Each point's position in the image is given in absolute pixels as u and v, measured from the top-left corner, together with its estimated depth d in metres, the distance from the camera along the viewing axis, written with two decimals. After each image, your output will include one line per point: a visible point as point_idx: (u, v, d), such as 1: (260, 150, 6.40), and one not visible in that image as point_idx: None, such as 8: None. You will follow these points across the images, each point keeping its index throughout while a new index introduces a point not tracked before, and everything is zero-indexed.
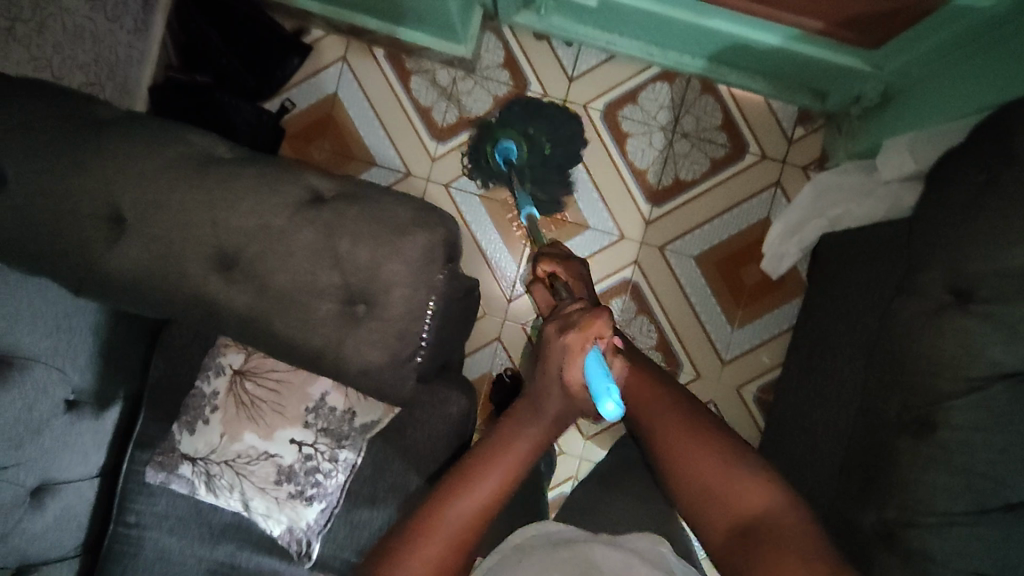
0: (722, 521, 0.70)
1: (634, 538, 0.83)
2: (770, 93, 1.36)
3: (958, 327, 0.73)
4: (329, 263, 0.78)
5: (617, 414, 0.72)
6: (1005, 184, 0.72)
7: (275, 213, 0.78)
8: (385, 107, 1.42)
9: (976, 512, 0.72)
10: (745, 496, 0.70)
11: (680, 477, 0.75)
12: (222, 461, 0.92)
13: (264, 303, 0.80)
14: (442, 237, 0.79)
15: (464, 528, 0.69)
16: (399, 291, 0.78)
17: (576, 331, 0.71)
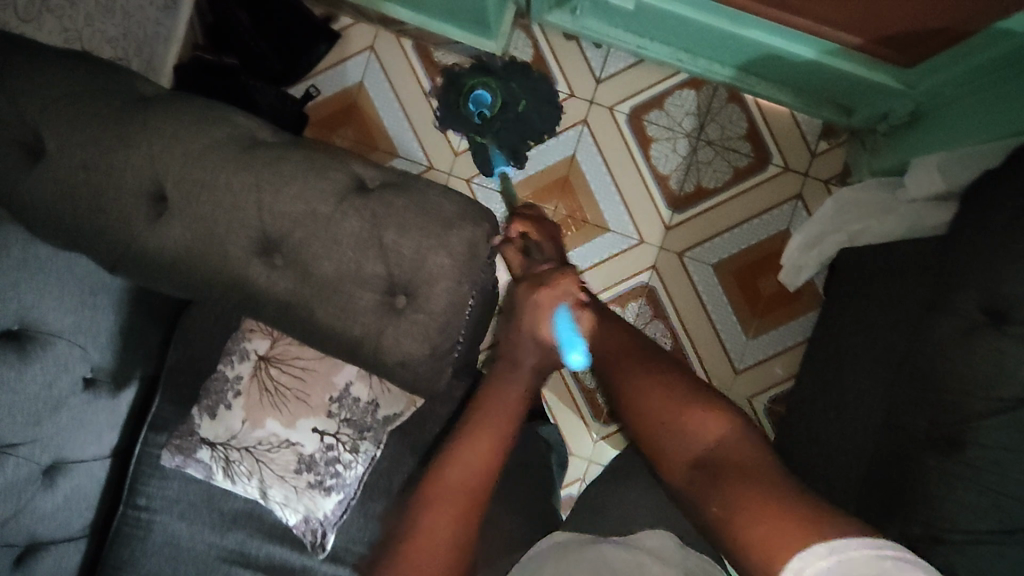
0: (680, 455, 0.73)
1: (644, 536, 0.81)
2: (796, 106, 1.36)
3: (993, 346, 0.74)
4: (374, 253, 0.77)
5: (581, 364, 0.88)
6: None
7: (322, 200, 0.77)
8: (411, 99, 1.41)
9: (1001, 531, 0.73)
10: (702, 428, 0.72)
11: (638, 416, 0.77)
12: (242, 447, 0.91)
13: (304, 290, 0.79)
14: (485, 231, 0.79)
15: (466, 497, 0.72)
16: (443, 284, 0.77)
17: (546, 290, 0.87)
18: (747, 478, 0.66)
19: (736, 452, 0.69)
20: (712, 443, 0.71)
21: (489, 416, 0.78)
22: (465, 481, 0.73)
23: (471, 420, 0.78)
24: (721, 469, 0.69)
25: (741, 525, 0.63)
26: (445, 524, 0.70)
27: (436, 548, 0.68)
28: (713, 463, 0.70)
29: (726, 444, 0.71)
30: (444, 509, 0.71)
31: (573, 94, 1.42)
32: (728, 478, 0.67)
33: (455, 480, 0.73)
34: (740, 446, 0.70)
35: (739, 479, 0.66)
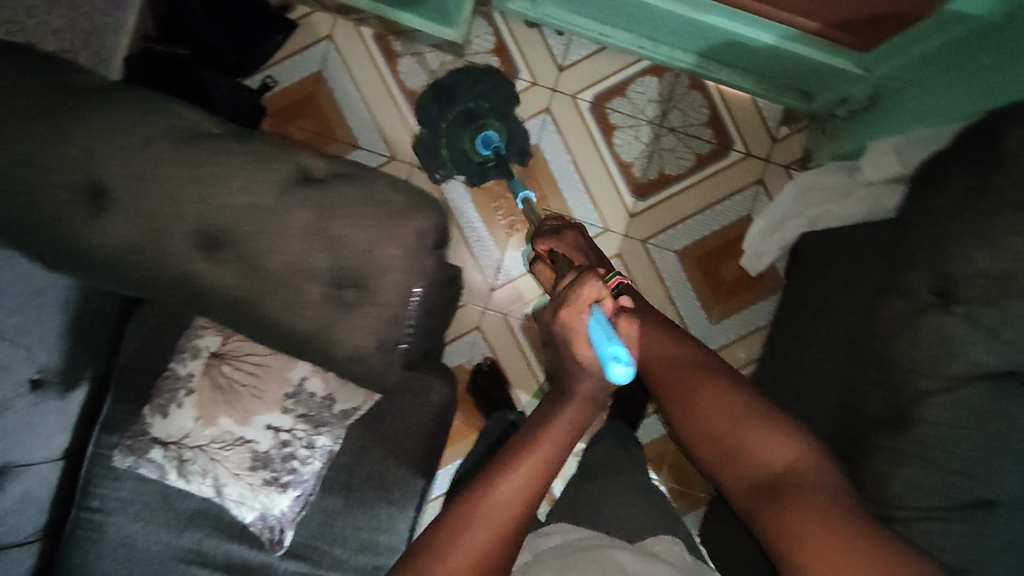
0: (746, 476, 0.75)
1: (651, 542, 0.90)
2: (758, 93, 1.36)
3: (941, 325, 0.74)
4: (321, 245, 0.76)
5: (627, 377, 0.69)
6: (1004, 190, 0.72)
7: (264, 192, 0.75)
8: (371, 89, 1.39)
9: (949, 506, 0.74)
10: (769, 452, 0.74)
11: (698, 430, 0.81)
12: (196, 446, 0.89)
13: (251, 284, 0.79)
14: (434, 223, 0.77)
15: (505, 518, 0.70)
16: (391, 277, 0.76)
17: (568, 306, 0.72)
18: (811, 507, 0.67)
19: (801, 474, 0.72)
20: (778, 465, 0.73)
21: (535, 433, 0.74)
22: (506, 498, 0.70)
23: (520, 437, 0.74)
24: (783, 491, 0.71)
25: (799, 548, 0.65)
26: (482, 537, 0.69)
27: (471, 560, 0.68)
28: (774, 483, 0.73)
29: (791, 466, 0.73)
30: (482, 525, 0.69)
31: (535, 82, 1.40)
32: (790, 499, 0.69)
33: (493, 496, 0.70)
34: (806, 469, 0.72)
35: (797, 499, 0.69)
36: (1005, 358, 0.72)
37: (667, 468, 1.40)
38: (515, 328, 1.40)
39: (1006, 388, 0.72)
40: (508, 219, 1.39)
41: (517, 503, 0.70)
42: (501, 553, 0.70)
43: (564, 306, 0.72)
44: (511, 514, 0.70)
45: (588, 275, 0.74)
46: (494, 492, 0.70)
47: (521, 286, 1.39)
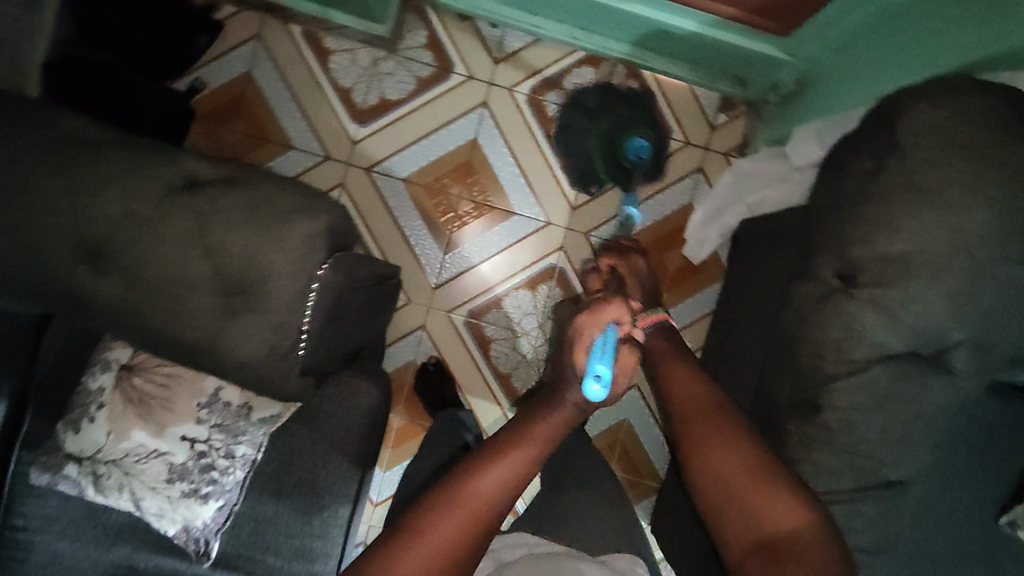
0: (744, 534, 0.70)
1: (614, 558, 0.87)
2: (694, 80, 1.36)
3: (846, 309, 0.75)
4: (200, 253, 0.75)
5: (599, 396, 0.76)
6: (899, 172, 0.73)
7: (141, 200, 0.74)
8: (302, 88, 1.36)
9: (856, 490, 0.76)
10: (773, 512, 0.69)
11: (716, 483, 0.74)
12: (110, 460, 0.87)
13: (136, 294, 0.77)
14: (324, 225, 0.77)
15: (489, 506, 0.68)
16: (276, 282, 0.76)
17: (588, 314, 0.89)
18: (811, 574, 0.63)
19: (805, 541, 0.66)
20: (786, 529, 0.68)
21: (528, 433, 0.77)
22: (497, 483, 0.70)
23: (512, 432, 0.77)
24: (786, 557, 0.65)
25: None
26: (464, 522, 0.66)
27: (441, 546, 0.64)
28: (778, 546, 0.67)
29: (800, 530, 0.67)
30: (466, 507, 0.67)
31: (471, 76, 1.37)
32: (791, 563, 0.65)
33: (482, 480, 0.69)
34: (811, 538, 0.67)
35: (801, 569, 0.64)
36: (905, 339, 0.73)
37: (619, 459, 1.39)
38: (459, 327, 1.38)
39: (909, 370, 0.73)
40: (448, 216, 1.37)
41: (505, 490, 0.70)
42: (475, 543, 0.66)
43: (586, 315, 0.89)
44: (494, 502, 0.69)
45: (613, 300, 0.91)
46: (485, 480, 0.70)
47: (463, 284, 1.38)
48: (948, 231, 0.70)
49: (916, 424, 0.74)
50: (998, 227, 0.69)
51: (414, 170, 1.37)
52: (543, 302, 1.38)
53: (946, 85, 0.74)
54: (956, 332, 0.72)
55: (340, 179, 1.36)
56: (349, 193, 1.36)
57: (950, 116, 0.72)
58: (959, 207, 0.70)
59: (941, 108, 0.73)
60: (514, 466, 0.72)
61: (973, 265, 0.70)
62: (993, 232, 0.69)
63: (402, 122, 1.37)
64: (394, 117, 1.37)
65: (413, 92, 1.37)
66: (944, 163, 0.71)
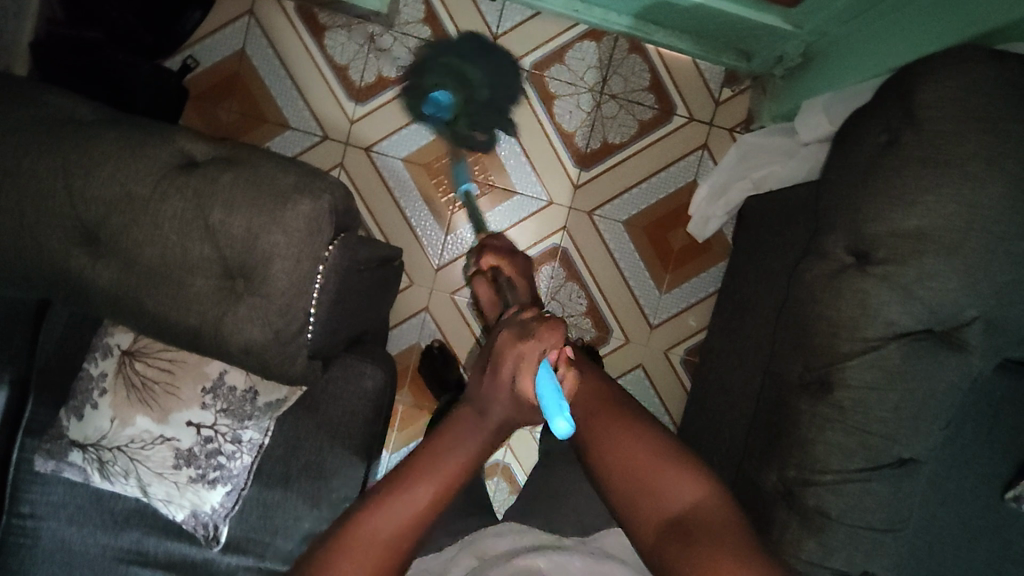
0: (653, 516, 0.67)
1: (601, 537, 0.88)
2: (697, 53, 1.33)
3: (859, 286, 0.74)
4: (200, 234, 0.70)
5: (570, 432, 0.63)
6: (915, 147, 0.72)
7: (137, 180, 0.71)
8: (298, 66, 1.33)
9: (868, 468, 0.76)
10: (677, 490, 0.67)
11: (614, 471, 0.71)
12: (115, 447, 0.87)
13: (132, 280, 0.72)
14: (328, 205, 0.73)
15: (399, 538, 0.60)
16: (279, 264, 0.71)
17: (530, 340, 0.64)
18: (718, 545, 0.62)
19: (707, 520, 0.65)
20: (687, 506, 0.66)
21: (433, 454, 0.65)
22: (411, 513, 0.61)
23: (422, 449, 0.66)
24: (695, 532, 0.64)
25: None
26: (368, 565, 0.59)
27: None
28: (685, 523, 0.65)
29: (704, 509, 0.66)
30: (377, 539, 0.60)
31: None
32: (700, 539, 0.63)
33: (391, 513, 0.61)
34: (716, 517, 0.65)
35: (711, 541, 0.62)
36: (920, 317, 0.72)
37: None
38: (462, 309, 1.37)
39: (921, 347, 0.73)
40: (449, 196, 1.35)
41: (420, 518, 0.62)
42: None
43: (523, 339, 0.64)
44: (403, 536, 0.61)
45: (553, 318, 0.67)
46: (395, 512, 0.61)
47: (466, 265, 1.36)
48: (965, 206, 0.69)
49: (927, 402, 0.74)
50: (1014, 201, 0.68)
51: (413, 149, 1.35)
52: (546, 283, 1.37)
53: (959, 57, 0.72)
54: (969, 309, 0.71)
55: (339, 160, 1.34)
56: (348, 173, 1.34)
57: (966, 87, 0.70)
58: (975, 180, 0.68)
59: (955, 80, 0.71)
60: (426, 495, 0.62)
61: (988, 241, 0.69)
62: (1010, 206, 0.68)
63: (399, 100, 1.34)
64: (390, 95, 1.34)
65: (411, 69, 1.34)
66: (962, 136, 0.69)
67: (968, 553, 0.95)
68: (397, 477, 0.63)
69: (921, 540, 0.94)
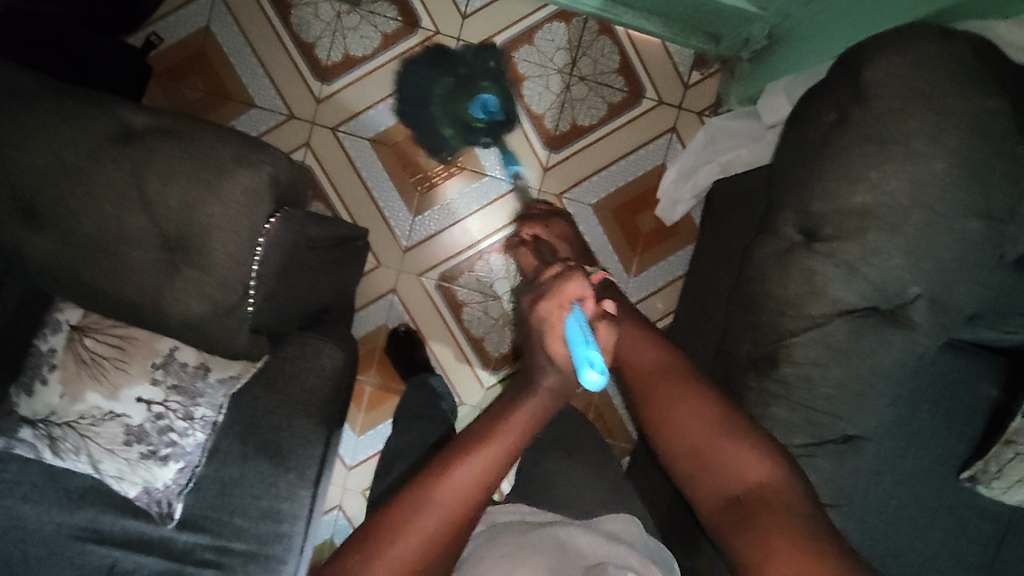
0: (717, 491, 0.65)
1: (607, 520, 0.83)
2: (666, 36, 1.33)
3: (806, 263, 0.74)
4: (137, 206, 0.70)
5: (601, 384, 0.59)
6: (862, 124, 0.72)
7: (74, 150, 0.70)
8: (263, 44, 1.31)
9: (809, 443, 0.78)
10: (742, 467, 0.64)
11: (679, 446, 0.69)
12: (65, 423, 0.86)
13: (70, 251, 0.71)
14: (268, 176, 0.72)
15: (467, 505, 0.58)
16: (218, 236, 0.71)
17: (548, 298, 0.62)
18: (782, 524, 0.59)
19: (774, 498, 0.62)
20: (753, 484, 0.63)
21: (498, 419, 0.61)
22: (476, 481, 0.58)
23: (487, 413, 0.62)
24: (760, 512, 0.61)
25: None
26: (430, 533, 0.57)
27: (413, 551, 0.56)
28: (751, 501, 0.62)
29: (768, 485, 0.63)
30: (445, 508, 0.57)
31: (438, 31, 1.33)
32: (763, 519, 0.60)
33: (456, 482, 0.58)
34: (780, 495, 0.62)
35: (776, 521, 0.59)
36: (863, 294, 0.73)
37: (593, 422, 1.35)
38: (430, 292, 1.37)
39: (866, 325, 0.74)
40: (418, 177, 1.35)
41: (485, 485, 0.58)
42: (453, 543, 0.58)
43: (545, 298, 0.62)
44: (471, 502, 0.58)
45: (574, 271, 0.64)
46: (456, 477, 0.58)
47: (435, 246, 1.36)
48: (907, 183, 0.69)
49: (870, 378, 0.75)
50: (956, 179, 0.68)
51: (380, 129, 1.34)
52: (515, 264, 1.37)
53: (909, 34, 0.72)
54: (915, 286, 0.72)
55: (304, 139, 1.33)
56: (314, 152, 1.33)
57: (910, 65, 0.71)
58: (918, 157, 0.69)
59: (902, 56, 0.71)
60: (487, 463, 0.58)
61: (931, 218, 0.69)
62: (953, 183, 0.69)
63: (367, 80, 1.33)
64: (358, 74, 1.33)
65: (377, 49, 1.32)
66: (905, 113, 0.70)
67: (921, 530, 0.97)
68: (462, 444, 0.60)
69: (878, 519, 0.95)
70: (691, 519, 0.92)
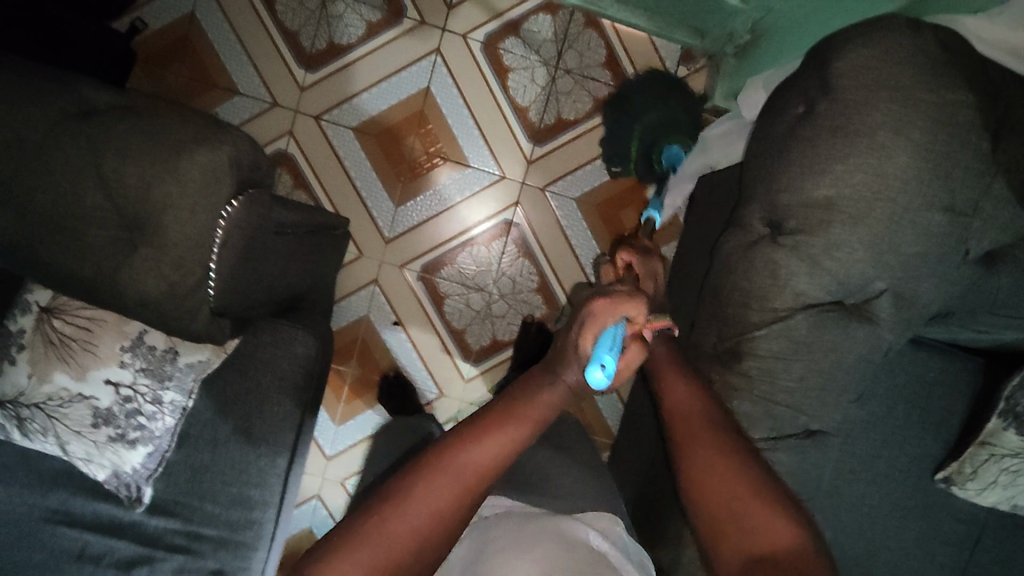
0: (741, 552, 0.59)
1: (594, 517, 0.78)
2: (653, 31, 1.31)
3: (769, 256, 0.74)
4: (94, 182, 0.71)
5: (600, 386, 0.63)
6: (828, 116, 0.71)
7: (33, 128, 0.70)
8: (247, 30, 1.31)
9: (771, 438, 0.79)
10: (768, 529, 0.58)
11: (706, 496, 0.63)
12: (32, 404, 0.86)
13: (27, 229, 0.71)
14: (229, 156, 0.73)
15: (484, 480, 0.58)
16: (172, 214, 0.72)
17: (607, 300, 0.68)
18: None
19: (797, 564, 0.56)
20: (778, 547, 0.57)
21: (518, 407, 0.63)
22: (493, 457, 0.59)
23: (503, 398, 0.64)
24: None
25: None
26: (448, 496, 0.56)
27: (429, 514, 0.56)
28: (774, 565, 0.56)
29: (794, 550, 0.57)
30: (462, 476, 0.57)
31: (422, 21, 1.33)
32: None
33: (475, 454, 0.59)
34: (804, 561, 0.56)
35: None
36: (827, 288, 0.73)
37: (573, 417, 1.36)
38: (413, 283, 1.36)
39: (831, 319, 0.73)
40: (401, 169, 1.35)
41: (501, 462, 0.60)
42: (465, 516, 0.58)
43: (602, 298, 0.68)
44: (487, 478, 0.59)
45: (640, 293, 0.69)
46: (476, 451, 0.59)
47: (417, 238, 1.35)
48: (870, 176, 0.69)
49: (833, 374, 0.75)
50: (919, 172, 0.68)
51: (363, 119, 1.33)
52: (498, 258, 1.36)
53: (878, 25, 0.72)
54: (877, 282, 0.72)
55: (287, 128, 1.33)
56: (297, 141, 1.33)
57: (877, 57, 0.70)
58: (882, 150, 0.69)
59: (870, 49, 0.71)
60: (506, 443, 0.60)
61: (895, 212, 0.69)
62: (915, 177, 0.68)
63: (351, 68, 1.33)
64: (342, 63, 1.32)
65: (363, 37, 1.32)
66: (870, 106, 0.69)
67: (894, 531, 0.96)
68: (490, 418, 0.62)
69: (848, 517, 0.95)
70: (658, 512, 0.92)
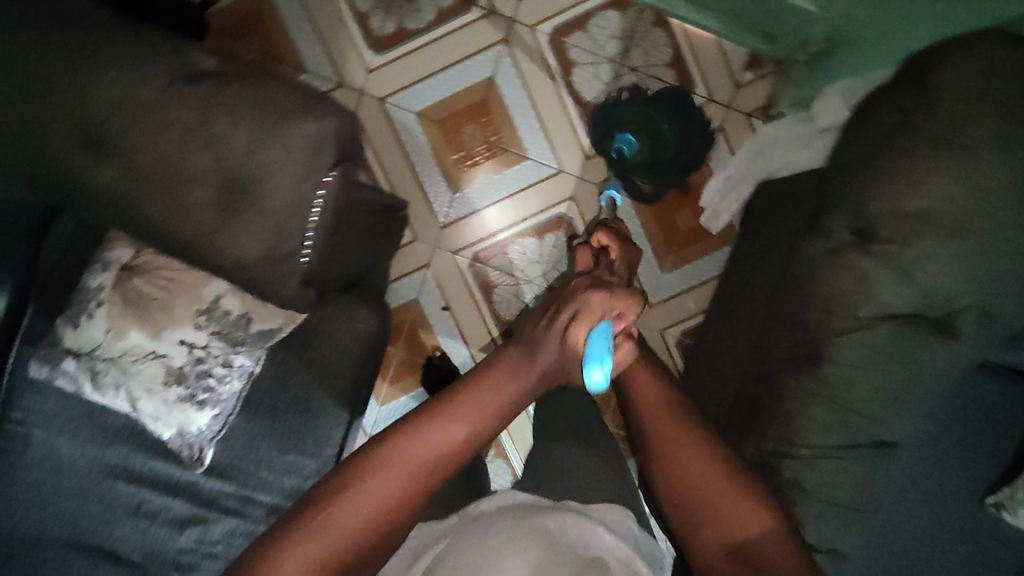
0: (716, 539, 0.65)
1: (603, 510, 0.80)
2: (724, 32, 1.31)
3: (857, 265, 0.74)
4: None
5: (597, 387, 0.64)
6: (925, 128, 0.72)
7: None
8: (318, 9, 1.33)
9: (845, 446, 0.77)
10: (740, 519, 0.64)
11: (679, 489, 0.68)
12: (108, 358, 0.88)
13: None
14: None
15: (435, 469, 0.60)
16: None
17: (601, 293, 0.66)
18: None
19: (769, 552, 0.62)
20: (755, 535, 0.63)
21: (477, 395, 0.62)
22: (445, 447, 0.60)
23: (463, 383, 0.63)
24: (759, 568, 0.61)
25: None
26: (396, 485, 0.58)
27: (378, 502, 0.58)
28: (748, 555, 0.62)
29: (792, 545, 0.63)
30: (411, 465, 0.59)
31: (491, 10, 1.34)
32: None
33: (427, 442, 0.59)
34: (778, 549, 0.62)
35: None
36: (912, 300, 0.73)
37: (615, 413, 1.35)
38: (464, 270, 1.37)
39: (912, 330, 0.73)
40: (462, 155, 1.35)
41: (455, 451, 0.60)
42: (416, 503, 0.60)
43: (598, 292, 0.66)
44: (440, 466, 0.60)
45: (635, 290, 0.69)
46: (426, 439, 0.60)
47: (469, 227, 1.36)
48: (966, 190, 0.69)
49: (912, 386, 0.75)
50: (1015, 188, 0.69)
51: (426, 104, 1.34)
52: (549, 251, 1.36)
53: (980, 40, 0.72)
54: (963, 297, 0.72)
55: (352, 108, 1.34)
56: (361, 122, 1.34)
57: (978, 72, 0.71)
58: (980, 164, 0.69)
59: (972, 63, 0.71)
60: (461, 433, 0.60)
61: (991, 228, 0.69)
62: (1013, 194, 0.69)
63: (418, 53, 1.34)
64: (410, 47, 1.34)
65: (431, 23, 1.33)
66: (972, 119, 0.70)
67: None
68: (433, 410, 0.61)
69: None
70: None
